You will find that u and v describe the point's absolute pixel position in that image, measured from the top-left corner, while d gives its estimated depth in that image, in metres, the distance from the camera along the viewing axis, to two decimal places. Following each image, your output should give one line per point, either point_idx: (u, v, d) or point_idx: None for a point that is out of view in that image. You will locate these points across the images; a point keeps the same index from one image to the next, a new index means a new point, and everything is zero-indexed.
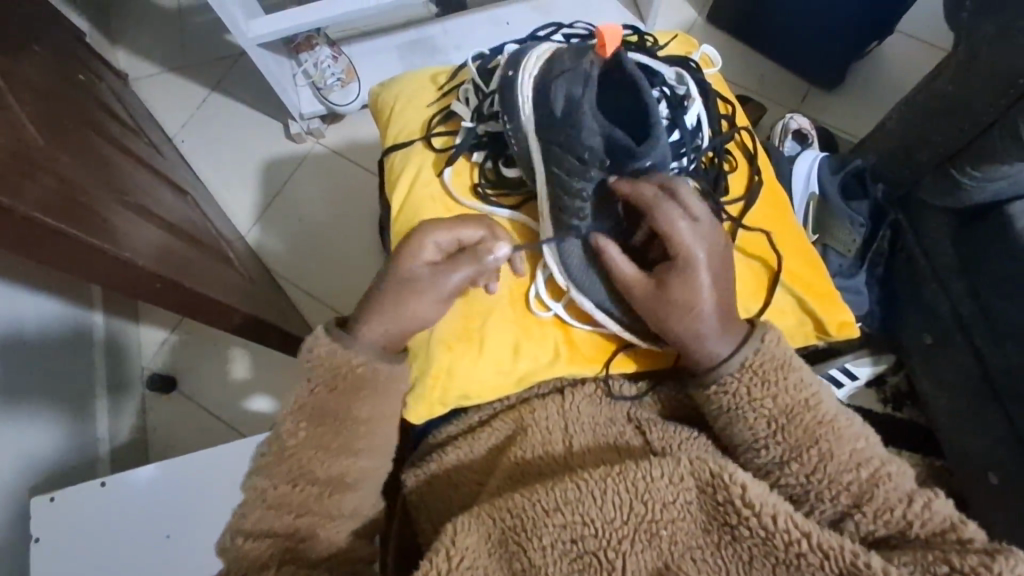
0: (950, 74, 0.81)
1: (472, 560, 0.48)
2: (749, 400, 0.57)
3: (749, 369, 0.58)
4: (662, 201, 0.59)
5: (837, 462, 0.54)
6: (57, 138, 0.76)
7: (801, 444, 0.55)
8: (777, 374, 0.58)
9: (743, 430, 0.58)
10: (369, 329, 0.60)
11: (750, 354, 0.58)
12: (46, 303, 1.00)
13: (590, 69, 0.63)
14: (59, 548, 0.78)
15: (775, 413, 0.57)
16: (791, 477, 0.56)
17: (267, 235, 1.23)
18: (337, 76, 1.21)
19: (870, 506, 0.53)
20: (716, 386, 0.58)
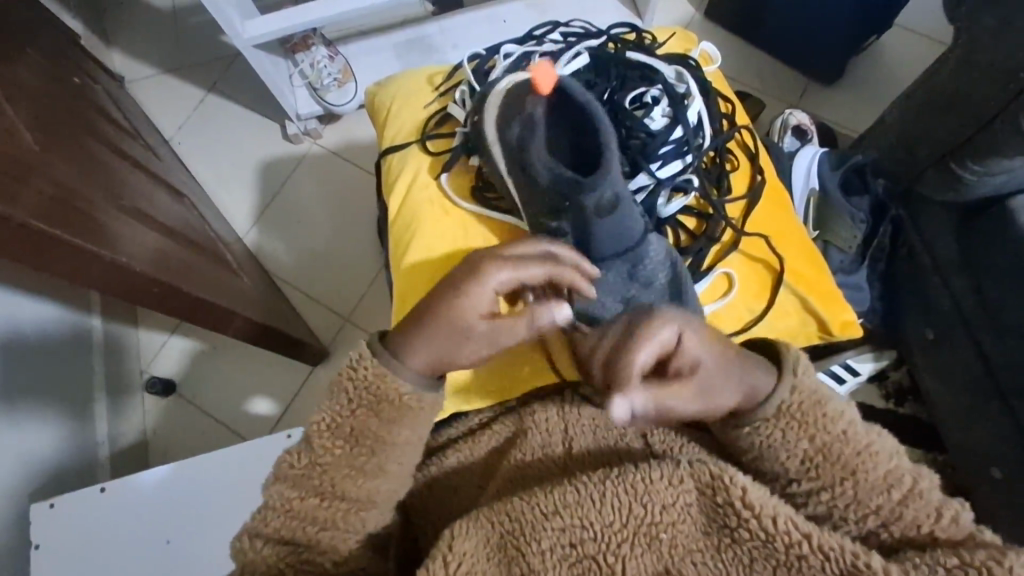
0: (951, 67, 0.80)
1: (471, 565, 0.47)
2: (783, 443, 0.54)
3: (785, 415, 0.54)
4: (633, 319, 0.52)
5: (876, 493, 0.52)
6: (52, 142, 0.76)
7: (835, 477, 0.53)
8: (814, 410, 0.54)
9: (772, 466, 0.56)
10: (411, 357, 0.54)
11: (787, 395, 0.54)
12: (44, 307, 0.99)
13: (534, 113, 0.64)
14: (58, 553, 0.78)
15: (811, 451, 0.54)
16: (818, 501, 0.54)
17: (265, 237, 1.23)
18: (333, 77, 1.20)
19: (899, 524, 0.52)
20: (744, 429, 0.55)
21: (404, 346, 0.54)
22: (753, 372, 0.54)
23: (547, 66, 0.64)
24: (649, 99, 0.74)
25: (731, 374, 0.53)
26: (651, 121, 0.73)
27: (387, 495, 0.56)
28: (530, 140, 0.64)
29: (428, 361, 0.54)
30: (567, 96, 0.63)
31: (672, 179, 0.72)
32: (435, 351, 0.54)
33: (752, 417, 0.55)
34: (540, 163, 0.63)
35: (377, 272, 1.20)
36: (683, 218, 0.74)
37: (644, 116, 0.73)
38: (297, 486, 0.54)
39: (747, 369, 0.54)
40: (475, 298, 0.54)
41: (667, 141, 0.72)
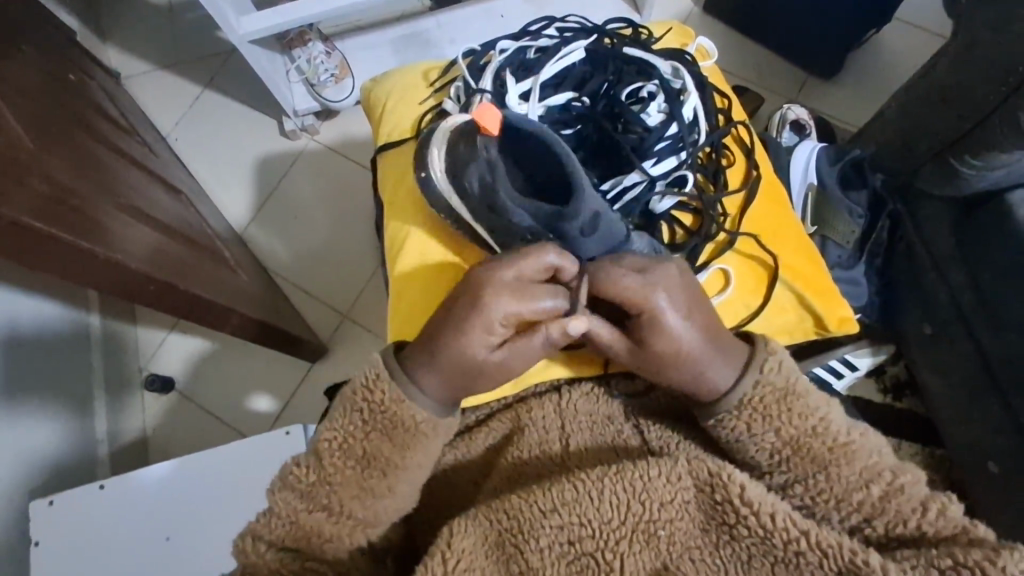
0: (949, 62, 0.80)
1: (469, 562, 0.48)
2: (750, 435, 0.56)
3: (751, 406, 0.56)
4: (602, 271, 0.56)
5: (847, 482, 0.53)
6: (47, 139, 0.75)
7: (807, 470, 0.54)
8: (782, 405, 0.56)
9: (747, 459, 0.57)
10: (423, 381, 0.55)
11: (750, 387, 0.56)
12: (43, 306, 0.99)
13: (488, 156, 0.64)
14: (57, 550, 0.78)
15: (778, 445, 0.55)
16: (793, 491, 0.55)
17: (262, 234, 1.22)
18: (331, 72, 1.19)
19: (884, 518, 0.52)
20: (713, 421, 0.57)
21: (417, 372, 0.55)
22: (716, 365, 0.56)
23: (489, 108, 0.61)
24: (646, 94, 0.74)
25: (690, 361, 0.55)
26: (647, 117, 0.73)
27: (393, 512, 0.56)
28: (494, 185, 0.64)
29: (447, 392, 0.56)
30: (517, 134, 0.62)
31: (665, 175, 0.72)
32: (449, 384, 0.55)
33: (718, 412, 0.57)
34: (513, 206, 0.63)
35: (375, 268, 1.19)
36: (677, 215, 0.74)
37: (640, 112, 0.73)
38: (306, 498, 0.55)
39: (706, 361, 0.55)
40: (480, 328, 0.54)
41: (662, 138, 0.72)
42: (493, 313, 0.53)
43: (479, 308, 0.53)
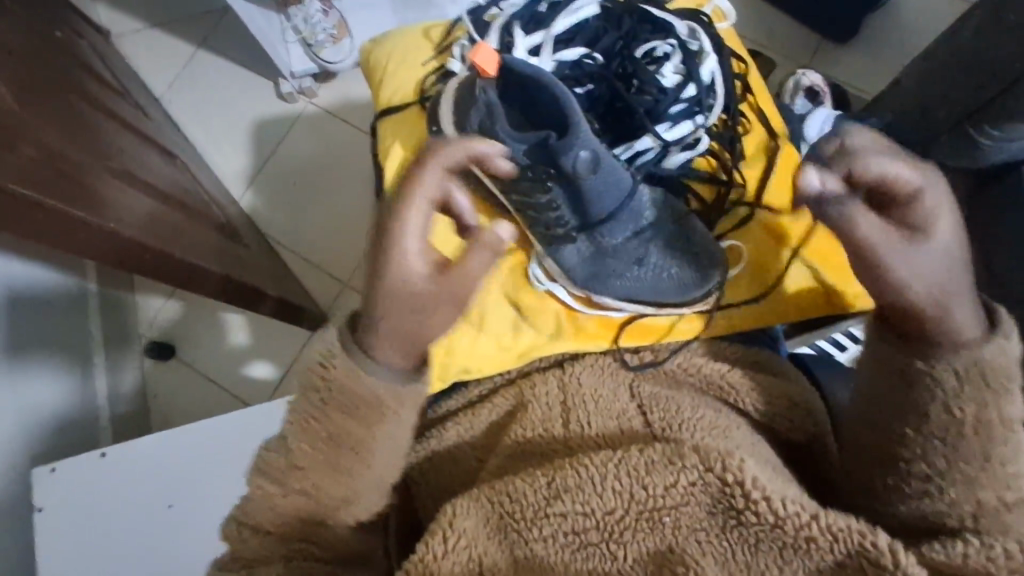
0: (976, 27, 0.77)
1: (469, 541, 0.48)
2: (954, 398, 0.48)
3: (978, 371, 0.48)
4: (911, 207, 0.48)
5: (988, 488, 0.47)
6: (36, 102, 0.72)
7: (962, 451, 0.48)
8: (982, 387, 0.48)
9: (914, 406, 0.50)
10: (383, 355, 0.50)
11: (991, 352, 0.48)
12: (39, 272, 0.98)
13: (488, 99, 0.62)
14: (60, 517, 0.79)
15: (962, 421, 0.48)
16: (927, 445, 0.49)
17: (260, 201, 1.20)
18: (328, 33, 1.15)
19: (992, 520, 0.47)
20: (927, 367, 0.49)
21: (376, 343, 0.50)
22: (960, 303, 0.48)
23: (489, 49, 0.62)
24: (661, 55, 0.71)
25: (929, 297, 0.48)
26: (663, 77, 0.70)
27: (380, 482, 0.54)
28: (493, 128, 0.61)
29: (398, 354, 0.50)
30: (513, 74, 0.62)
31: (679, 139, 0.70)
32: (400, 342, 0.50)
33: (937, 358, 0.49)
34: (507, 142, 0.59)
35: None
36: (691, 182, 0.71)
37: (655, 72, 0.71)
38: (278, 484, 0.51)
39: (955, 302, 0.48)
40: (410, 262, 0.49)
41: (678, 100, 0.70)
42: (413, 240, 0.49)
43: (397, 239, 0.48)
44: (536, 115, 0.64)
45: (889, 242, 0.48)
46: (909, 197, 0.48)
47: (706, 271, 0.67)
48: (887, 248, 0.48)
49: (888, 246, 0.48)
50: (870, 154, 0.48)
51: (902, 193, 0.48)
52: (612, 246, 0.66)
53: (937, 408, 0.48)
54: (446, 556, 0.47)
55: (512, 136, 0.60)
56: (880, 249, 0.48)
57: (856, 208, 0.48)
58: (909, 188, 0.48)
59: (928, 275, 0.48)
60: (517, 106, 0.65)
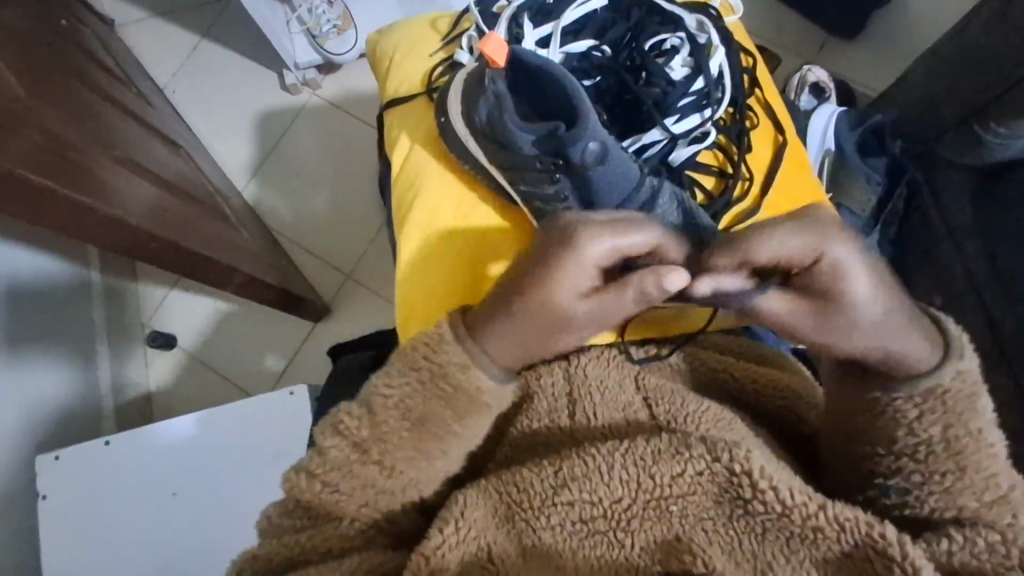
0: (983, 23, 0.76)
1: (478, 531, 0.49)
2: (916, 422, 0.49)
3: (936, 397, 0.49)
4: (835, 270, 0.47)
5: (967, 493, 0.47)
6: (40, 88, 0.72)
7: (940, 463, 0.48)
8: (946, 412, 0.49)
9: (880, 433, 0.51)
10: (491, 347, 0.54)
11: (947, 378, 0.49)
12: (43, 260, 0.98)
13: (496, 90, 0.62)
14: (64, 504, 0.79)
15: (934, 441, 0.49)
16: (901, 461, 0.50)
17: (264, 192, 1.20)
18: (333, 23, 1.15)
19: (976, 525, 0.47)
20: (884, 398, 0.51)
21: (485, 336, 0.54)
22: (908, 339, 0.49)
23: (499, 39, 0.61)
24: (670, 47, 0.71)
25: (872, 348, 0.49)
26: (671, 70, 0.70)
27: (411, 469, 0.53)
28: (503, 119, 0.63)
29: (508, 355, 0.55)
30: (521, 65, 0.62)
31: (687, 132, 0.69)
32: (514, 345, 0.54)
33: (895, 391, 0.50)
34: (519, 134, 0.62)
35: (379, 228, 1.17)
36: (699, 175, 0.71)
37: (664, 65, 0.70)
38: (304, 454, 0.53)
39: (900, 341, 0.49)
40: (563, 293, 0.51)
41: (686, 94, 0.69)
42: (577, 275, 0.50)
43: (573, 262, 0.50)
44: (542, 105, 0.64)
45: (805, 315, 0.49)
46: (812, 263, 0.48)
47: None
48: (805, 320, 0.49)
49: (807, 319, 0.49)
50: (759, 237, 0.47)
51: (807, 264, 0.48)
52: None
53: (903, 438, 0.50)
54: (457, 546, 0.48)
55: (522, 129, 0.63)
56: (800, 322, 0.49)
57: (759, 294, 0.49)
58: (812, 258, 0.48)
59: (861, 324, 0.49)
60: (526, 97, 0.65)
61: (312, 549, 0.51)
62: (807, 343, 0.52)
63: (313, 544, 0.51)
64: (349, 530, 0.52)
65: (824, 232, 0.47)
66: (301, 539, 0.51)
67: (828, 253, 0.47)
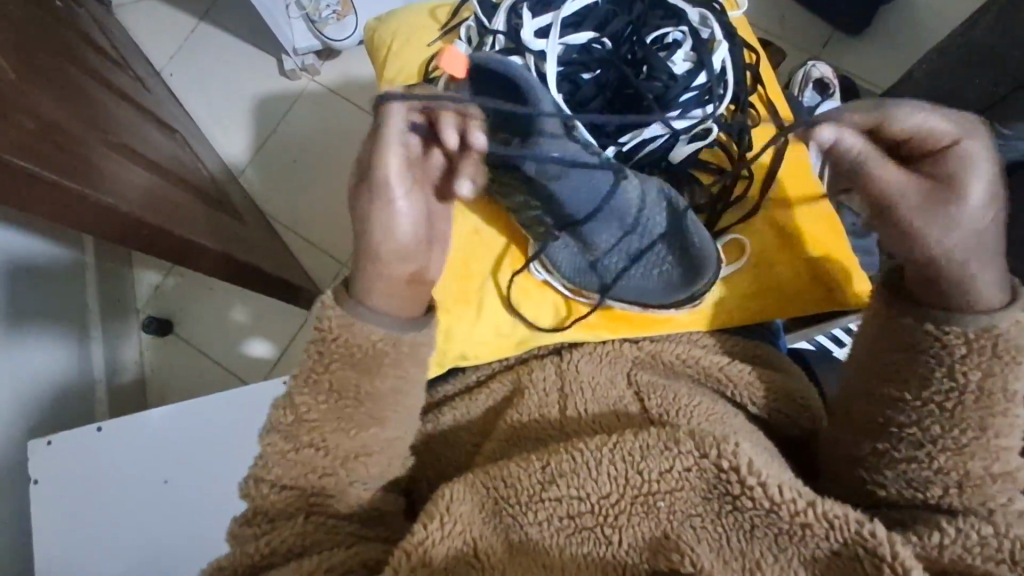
0: (990, 22, 0.75)
1: (465, 526, 0.48)
2: (955, 364, 0.48)
3: (990, 338, 0.48)
4: (964, 158, 0.48)
5: (977, 458, 0.48)
6: (34, 71, 0.71)
7: (965, 421, 0.48)
8: (994, 358, 0.47)
9: (916, 373, 0.49)
10: (381, 308, 0.51)
11: (1009, 322, 0.48)
12: (37, 245, 0.97)
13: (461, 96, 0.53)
14: (56, 490, 0.79)
15: (967, 388, 0.48)
16: (923, 412, 0.49)
17: (260, 179, 1.19)
18: (332, 9, 1.14)
19: (975, 491, 0.47)
20: (937, 330, 0.48)
21: (374, 297, 0.51)
22: (984, 266, 0.48)
23: (456, 54, 0.51)
24: (672, 41, 0.70)
25: (954, 253, 0.48)
26: (673, 65, 0.70)
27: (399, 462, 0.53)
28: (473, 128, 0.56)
29: (396, 303, 0.52)
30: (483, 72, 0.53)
31: (688, 128, 0.68)
32: (393, 289, 0.51)
33: (949, 324, 0.48)
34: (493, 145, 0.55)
35: None
36: (701, 174, 0.71)
37: (666, 59, 0.70)
38: (290, 438, 0.52)
39: (978, 261, 0.48)
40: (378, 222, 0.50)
41: (689, 88, 0.69)
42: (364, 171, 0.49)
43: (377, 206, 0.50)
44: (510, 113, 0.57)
45: (917, 191, 0.48)
46: (943, 149, 0.49)
47: (695, 272, 0.63)
48: (914, 197, 0.48)
49: (918, 195, 0.48)
50: (902, 108, 0.49)
51: (940, 144, 0.48)
52: (598, 246, 0.63)
53: (938, 372, 0.48)
54: (443, 540, 0.47)
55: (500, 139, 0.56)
56: (906, 197, 0.48)
57: (876, 156, 0.48)
58: (946, 140, 0.48)
59: (957, 226, 0.47)
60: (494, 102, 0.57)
61: (273, 553, 0.50)
62: (892, 233, 0.50)
63: (273, 548, 0.50)
64: (309, 526, 0.51)
65: (967, 123, 0.48)
66: (261, 544, 0.50)
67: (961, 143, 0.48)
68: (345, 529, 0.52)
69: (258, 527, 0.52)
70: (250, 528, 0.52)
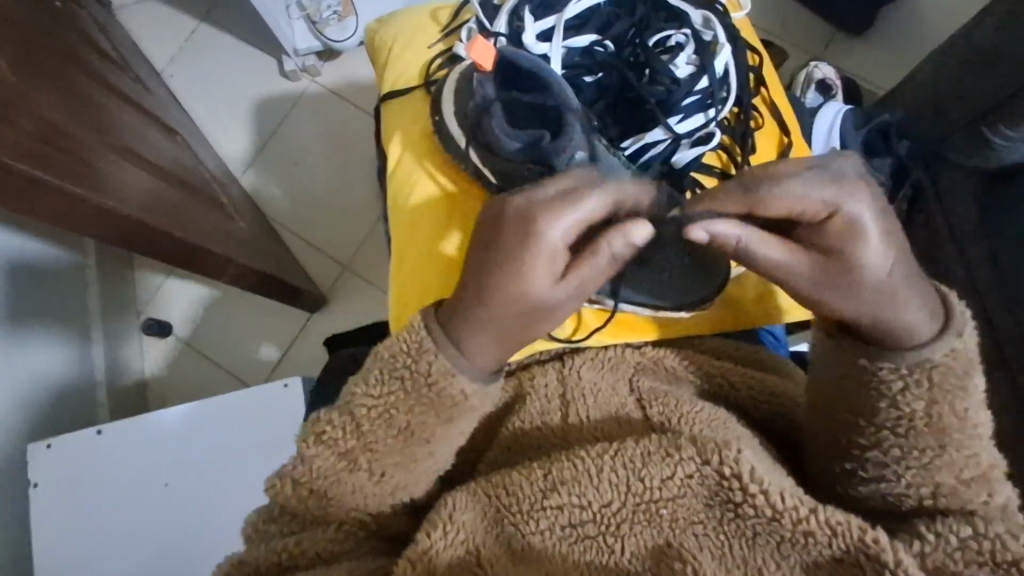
0: (994, 23, 0.75)
1: (467, 535, 0.48)
2: (898, 397, 0.48)
3: (924, 371, 0.48)
4: (851, 224, 0.47)
5: (946, 471, 0.47)
6: (34, 73, 0.71)
7: (925, 442, 0.47)
8: (931, 392, 0.48)
9: (863, 403, 0.50)
10: (479, 358, 0.51)
11: (938, 353, 0.48)
12: (39, 247, 0.97)
13: (484, 95, 0.64)
14: (57, 493, 0.78)
15: (914, 415, 0.48)
16: (879, 436, 0.49)
17: (261, 181, 1.19)
18: (333, 10, 1.13)
19: (951, 498, 0.47)
20: (871, 367, 0.49)
21: (466, 338, 0.50)
22: (907, 303, 0.48)
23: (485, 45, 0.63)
24: (675, 44, 0.70)
25: (863, 309, 0.48)
26: (676, 68, 0.69)
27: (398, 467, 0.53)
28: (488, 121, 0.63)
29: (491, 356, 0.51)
30: (509, 69, 0.64)
31: (690, 132, 0.68)
32: (494, 347, 0.51)
33: (883, 360, 0.49)
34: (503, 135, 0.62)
35: (377, 219, 1.16)
36: (702, 177, 0.69)
37: (668, 62, 0.69)
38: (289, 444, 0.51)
39: (898, 304, 0.48)
40: (537, 265, 0.48)
41: (691, 92, 0.68)
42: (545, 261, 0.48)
43: (535, 246, 0.48)
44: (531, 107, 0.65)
45: (806, 266, 0.48)
46: (825, 219, 0.48)
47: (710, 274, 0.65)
48: (806, 272, 0.49)
49: (808, 266, 0.48)
50: (768, 190, 0.48)
51: (816, 216, 0.48)
52: None
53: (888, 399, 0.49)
54: (445, 549, 0.47)
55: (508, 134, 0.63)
56: (798, 273, 0.49)
57: (757, 237, 0.49)
58: (821, 211, 0.48)
59: (860, 285, 0.48)
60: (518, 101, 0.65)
61: (301, 554, 0.50)
62: (801, 299, 0.51)
63: (301, 549, 0.51)
64: (340, 534, 0.52)
65: (839, 188, 0.47)
66: (290, 542, 0.51)
67: (842, 209, 0.47)
68: (371, 536, 0.53)
69: (286, 531, 0.52)
70: (267, 536, 0.52)
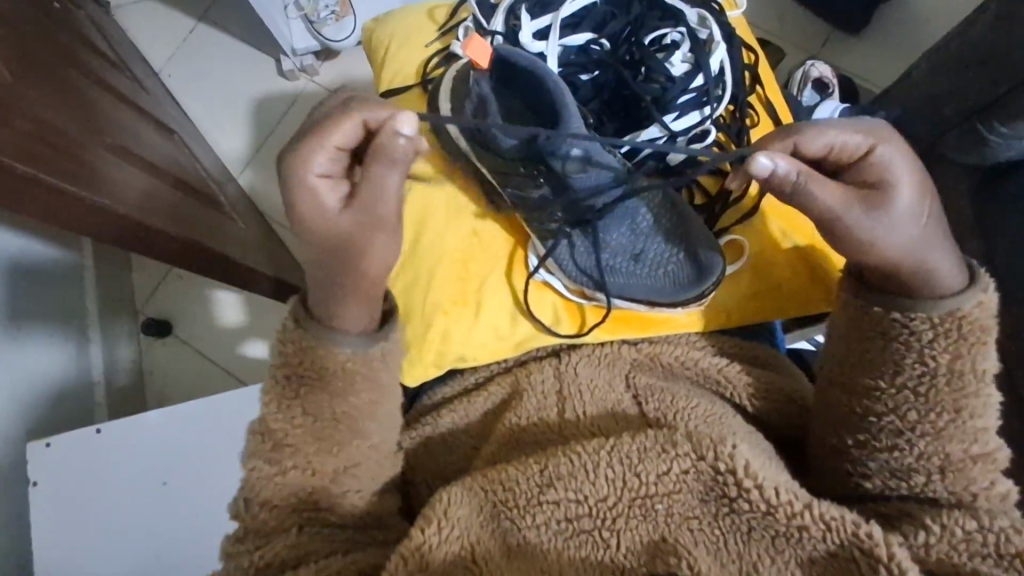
0: (989, 22, 0.75)
1: (464, 529, 0.48)
2: (924, 349, 0.48)
3: (955, 321, 0.48)
4: (886, 161, 0.48)
5: (955, 441, 0.48)
6: (33, 74, 0.71)
7: (939, 405, 0.48)
8: (958, 342, 0.48)
9: (886, 362, 0.50)
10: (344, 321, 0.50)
11: (971, 304, 0.48)
12: (36, 246, 0.97)
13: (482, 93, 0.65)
14: (55, 492, 0.78)
15: (935, 371, 0.48)
16: (899, 398, 0.49)
17: (259, 180, 1.19)
18: (331, 9, 1.13)
19: (958, 475, 0.48)
20: (903, 321, 0.49)
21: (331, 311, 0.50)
22: (941, 253, 0.48)
23: (480, 44, 0.64)
24: (670, 42, 0.70)
25: (907, 252, 0.47)
26: (671, 66, 0.70)
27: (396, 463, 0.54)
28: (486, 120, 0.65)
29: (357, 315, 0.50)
30: (505, 66, 0.64)
31: (685, 130, 0.68)
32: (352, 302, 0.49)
33: (914, 312, 0.49)
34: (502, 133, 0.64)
35: None
36: None
37: (664, 60, 0.70)
38: (287, 440, 0.52)
39: (934, 251, 0.48)
40: (305, 195, 0.46)
41: (686, 90, 0.69)
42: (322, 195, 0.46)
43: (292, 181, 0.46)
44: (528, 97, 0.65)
45: (854, 204, 0.48)
46: (861, 158, 0.49)
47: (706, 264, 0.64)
48: (854, 212, 0.48)
49: (858, 205, 0.48)
50: (811, 128, 0.49)
51: (855, 154, 0.49)
52: (610, 238, 0.65)
53: (910, 355, 0.49)
54: (440, 545, 0.47)
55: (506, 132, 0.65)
56: (847, 213, 0.48)
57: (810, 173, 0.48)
58: (860, 149, 0.49)
59: (904, 226, 0.47)
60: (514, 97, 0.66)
61: (268, 566, 0.50)
62: (844, 247, 0.50)
63: (267, 562, 0.50)
64: (302, 537, 0.51)
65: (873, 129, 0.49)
66: (256, 559, 0.50)
67: (877, 147, 0.48)
68: (344, 533, 0.52)
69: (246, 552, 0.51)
70: (241, 545, 0.51)
